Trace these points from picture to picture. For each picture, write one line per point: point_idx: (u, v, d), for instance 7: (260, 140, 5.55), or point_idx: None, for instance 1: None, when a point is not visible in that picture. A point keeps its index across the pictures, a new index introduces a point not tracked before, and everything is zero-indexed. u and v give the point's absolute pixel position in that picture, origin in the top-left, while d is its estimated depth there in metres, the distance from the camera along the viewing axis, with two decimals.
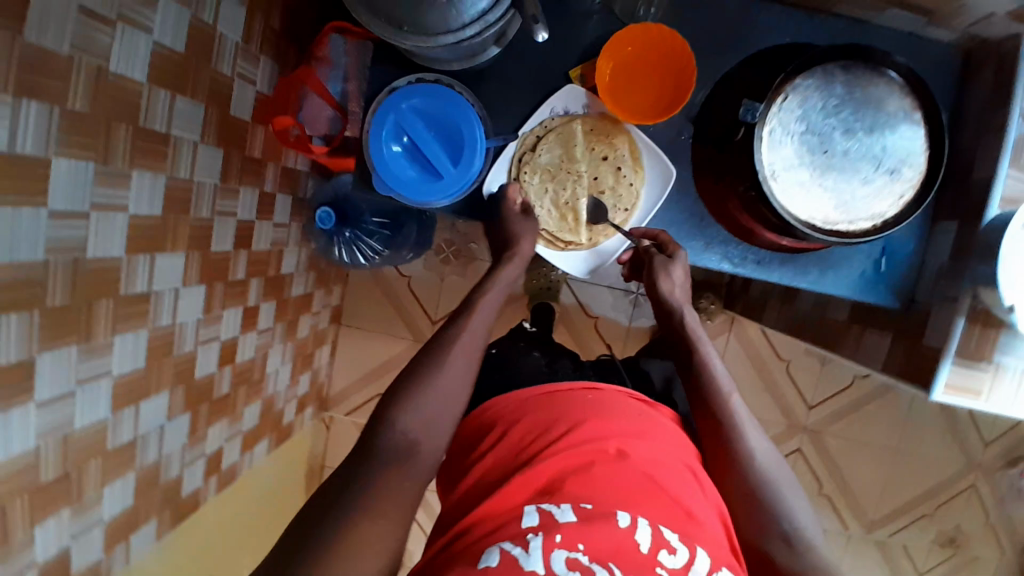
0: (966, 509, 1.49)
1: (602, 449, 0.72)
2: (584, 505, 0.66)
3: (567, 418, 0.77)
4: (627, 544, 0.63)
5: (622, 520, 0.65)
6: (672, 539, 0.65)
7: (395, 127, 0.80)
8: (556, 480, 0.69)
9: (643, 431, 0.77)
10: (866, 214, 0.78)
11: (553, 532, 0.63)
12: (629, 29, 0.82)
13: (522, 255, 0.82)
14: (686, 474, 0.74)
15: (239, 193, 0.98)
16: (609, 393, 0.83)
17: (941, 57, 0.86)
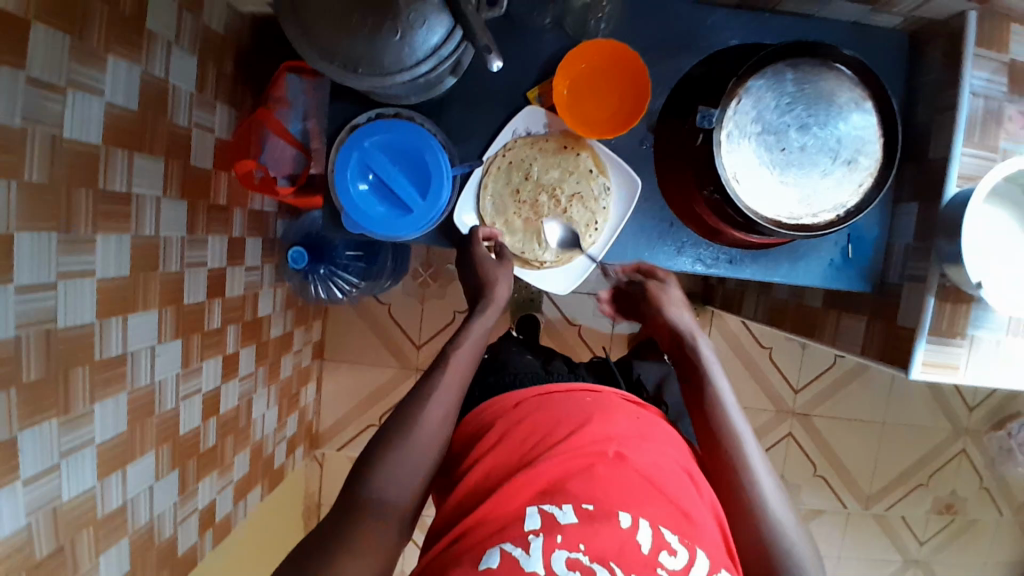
0: (959, 474, 1.53)
1: (604, 454, 0.69)
2: (584, 505, 0.64)
3: (565, 423, 0.73)
4: (629, 545, 0.61)
5: (623, 521, 0.62)
6: (673, 541, 0.62)
7: (361, 165, 0.79)
8: (557, 480, 0.66)
9: (644, 434, 0.74)
10: (830, 205, 0.80)
11: (553, 533, 0.61)
12: (584, 46, 0.83)
13: (497, 301, 0.80)
14: (682, 475, 0.71)
15: (207, 243, 0.97)
16: (608, 395, 0.80)
17: (886, 44, 0.89)
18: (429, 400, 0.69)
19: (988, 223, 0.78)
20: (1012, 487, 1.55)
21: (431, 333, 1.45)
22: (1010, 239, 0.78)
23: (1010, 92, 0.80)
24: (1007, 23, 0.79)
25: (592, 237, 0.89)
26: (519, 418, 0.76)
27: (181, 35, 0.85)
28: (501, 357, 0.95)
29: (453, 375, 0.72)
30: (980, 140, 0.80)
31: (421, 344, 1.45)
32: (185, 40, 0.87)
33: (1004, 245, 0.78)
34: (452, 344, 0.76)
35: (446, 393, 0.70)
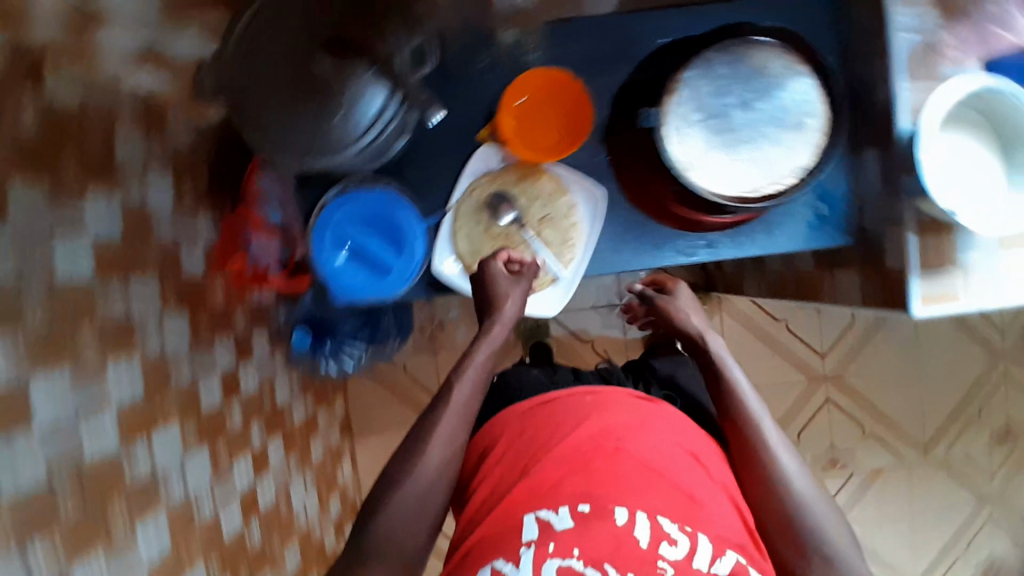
0: (1008, 400, 1.49)
1: (604, 451, 0.76)
2: (580, 507, 0.70)
3: (561, 427, 0.79)
4: (626, 541, 0.68)
5: (619, 518, 0.69)
6: (672, 531, 0.69)
7: (335, 238, 0.83)
8: (557, 485, 0.73)
9: (644, 424, 0.80)
10: (791, 170, 0.82)
11: (547, 540, 0.68)
12: (525, 77, 0.87)
13: (506, 319, 0.84)
14: (688, 456, 0.78)
15: (213, 347, 1.00)
16: (609, 393, 0.84)
17: (807, 7, 0.91)
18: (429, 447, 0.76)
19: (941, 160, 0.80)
20: None
21: None
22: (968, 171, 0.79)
23: (942, 22, 0.81)
24: None
25: (570, 253, 0.90)
26: (523, 427, 0.82)
27: (149, 161, 0.89)
28: (507, 376, 0.96)
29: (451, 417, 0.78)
30: (924, 75, 0.81)
31: None
32: (155, 164, 0.91)
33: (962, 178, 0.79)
34: (457, 372, 0.81)
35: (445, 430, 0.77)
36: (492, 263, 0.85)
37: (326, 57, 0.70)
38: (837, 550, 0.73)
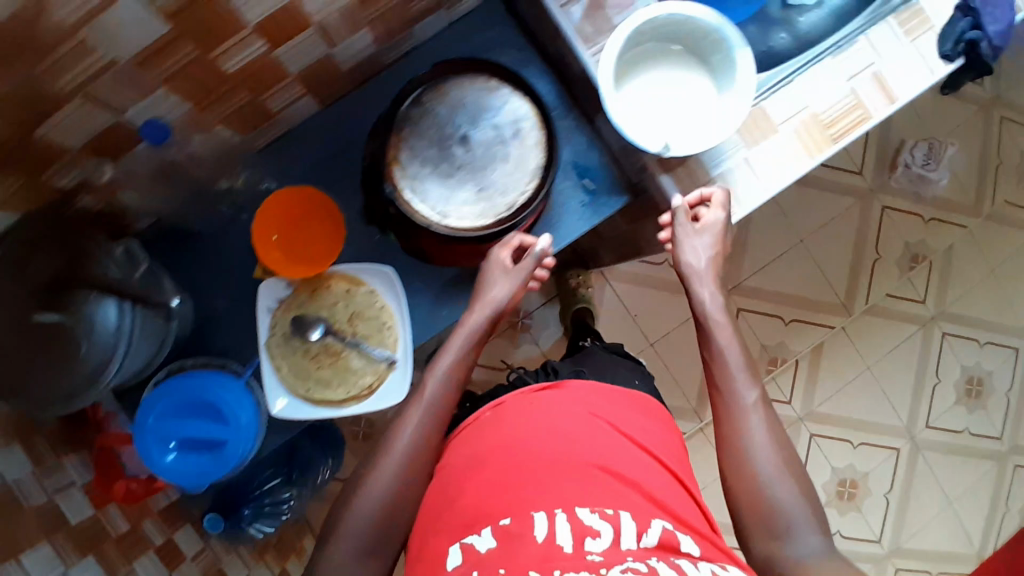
0: (899, 226, 1.49)
1: (517, 459, 0.69)
2: (502, 522, 0.63)
3: (475, 451, 0.73)
4: (553, 548, 0.59)
5: (540, 526, 0.61)
6: (593, 522, 0.62)
7: (159, 440, 0.82)
8: (476, 506, 0.66)
9: (550, 421, 0.74)
10: (528, 175, 0.85)
11: (473, 570, 0.60)
12: (263, 207, 0.85)
13: (492, 303, 0.84)
14: (592, 422, 0.74)
15: (139, 568, 0.96)
16: (510, 402, 0.78)
17: (485, 14, 0.93)
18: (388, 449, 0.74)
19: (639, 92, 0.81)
20: (950, 199, 1.51)
21: None
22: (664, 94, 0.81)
23: None
24: None
25: (392, 336, 0.90)
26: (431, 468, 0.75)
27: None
28: None
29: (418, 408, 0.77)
30: (598, 33, 0.84)
31: None
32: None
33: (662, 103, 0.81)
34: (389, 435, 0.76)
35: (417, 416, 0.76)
36: (500, 251, 0.85)
37: (42, 305, 0.69)
38: (777, 491, 0.71)
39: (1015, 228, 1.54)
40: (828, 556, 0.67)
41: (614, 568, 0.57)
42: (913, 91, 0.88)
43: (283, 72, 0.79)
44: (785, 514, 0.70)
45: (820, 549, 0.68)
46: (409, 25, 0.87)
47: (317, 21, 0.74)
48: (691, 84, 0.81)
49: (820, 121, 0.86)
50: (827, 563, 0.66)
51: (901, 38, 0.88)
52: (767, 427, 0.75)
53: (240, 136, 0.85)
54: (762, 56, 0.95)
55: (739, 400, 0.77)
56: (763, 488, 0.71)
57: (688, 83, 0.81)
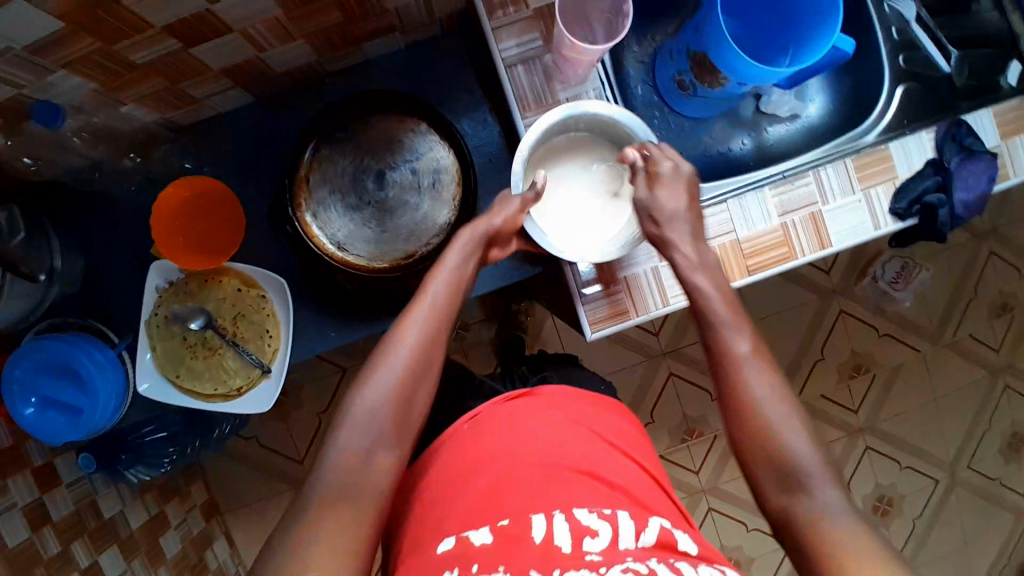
0: (851, 333, 1.45)
1: (502, 457, 0.68)
2: (501, 522, 0.61)
3: (458, 461, 0.70)
4: (549, 549, 0.57)
5: (537, 526, 0.59)
6: (590, 521, 0.59)
7: (20, 393, 0.83)
8: (466, 513, 0.63)
9: (530, 427, 0.72)
10: (435, 227, 0.86)
11: (468, 564, 0.57)
12: (165, 193, 0.86)
13: (491, 220, 0.76)
14: (580, 430, 0.72)
15: (6, 486, 1.01)
16: (487, 410, 0.75)
17: (443, 47, 0.91)
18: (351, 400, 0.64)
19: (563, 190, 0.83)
20: (911, 318, 1.46)
21: (307, 441, 1.50)
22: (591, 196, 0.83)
23: (545, 38, 0.81)
24: None
25: (272, 346, 0.90)
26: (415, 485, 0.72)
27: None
28: None
29: (428, 317, 0.69)
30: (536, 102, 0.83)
31: (302, 456, 1.50)
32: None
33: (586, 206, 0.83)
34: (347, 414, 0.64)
35: (414, 338, 0.67)
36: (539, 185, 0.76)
37: None
38: (791, 438, 0.62)
39: (968, 362, 1.49)
40: (849, 513, 0.58)
41: (613, 567, 0.54)
42: (849, 243, 0.84)
43: (202, 65, 0.77)
44: (797, 464, 0.61)
45: (838, 504, 0.59)
46: (354, 43, 0.84)
47: (238, 29, 0.72)
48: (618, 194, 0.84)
49: (740, 250, 0.82)
50: (849, 519, 0.58)
51: (852, 188, 0.84)
52: (787, 410, 0.64)
53: (160, 115, 0.83)
54: (715, 158, 0.92)
55: (754, 387, 0.65)
56: (775, 441, 0.63)
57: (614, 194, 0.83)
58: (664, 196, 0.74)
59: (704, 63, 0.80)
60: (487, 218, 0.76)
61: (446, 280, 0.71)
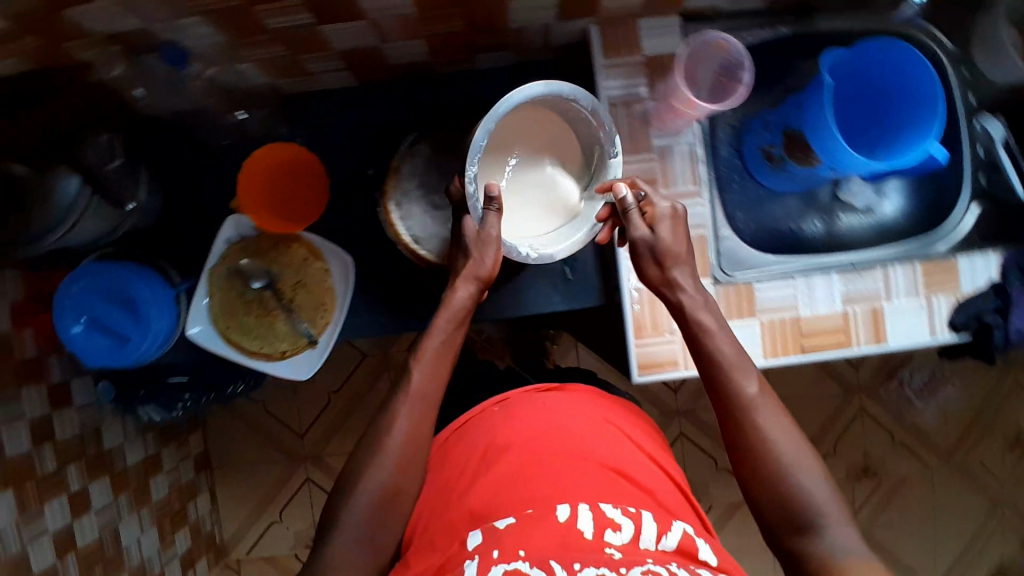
0: (866, 434, 1.44)
1: (531, 453, 0.76)
2: (526, 512, 0.68)
3: (484, 443, 0.79)
4: (571, 534, 0.65)
5: (561, 515, 0.67)
6: (615, 516, 0.68)
7: (73, 310, 0.84)
8: (494, 499, 0.71)
9: (556, 423, 0.80)
10: None
11: (492, 549, 0.65)
12: (257, 153, 0.88)
13: (477, 261, 0.76)
14: (611, 431, 0.80)
15: (19, 396, 1.01)
16: (516, 399, 0.85)
17: (550, 71, 0.93)
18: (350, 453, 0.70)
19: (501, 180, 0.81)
20: (928, 433, 1.45)
21: (311, 418, 1.50)
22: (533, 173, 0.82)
23: (650, 86, 0.82)
24: (632, 21, 0.81)
25: (325, 318, 0.92)
26: (442, 462, 0.81)
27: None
28: None
29: (412, 406, 0.74)
30: (635, 144, 0.82)
31: (303, 431, 1.50)
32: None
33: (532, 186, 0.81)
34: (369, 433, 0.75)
35: (404, 422, 0.73)
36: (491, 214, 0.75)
37: (15, 157, 0.74)
38: (807, 483, 0.66)
39: (973, 488, 1.48)
40: (864, 550, 0.63)
41: (632, 567, 0.62)
42: (903, 344, 0.85)
43: (326, 46, 0.79)
44: (812, 506, 0.65)
45: (849, 545, 0.64)
46: (469, 53, 0.87)
47: (371, 19, 0.74)
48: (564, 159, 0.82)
49: (798, 327, 0.83)
50: (860, 561, 0.62)
51: (915, 291, 0.86)
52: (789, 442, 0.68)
53: (271, 79, 0.85)
54: (783, 235, 0.93)
55: (757, 424, 0.69)
56: (788, 482, 0.66)
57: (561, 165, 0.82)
58: (666, 235, 0.75)
59: (801, 140, 0.83)
60: (475, 265, 0.77)
61: (431, 369, 0.76)
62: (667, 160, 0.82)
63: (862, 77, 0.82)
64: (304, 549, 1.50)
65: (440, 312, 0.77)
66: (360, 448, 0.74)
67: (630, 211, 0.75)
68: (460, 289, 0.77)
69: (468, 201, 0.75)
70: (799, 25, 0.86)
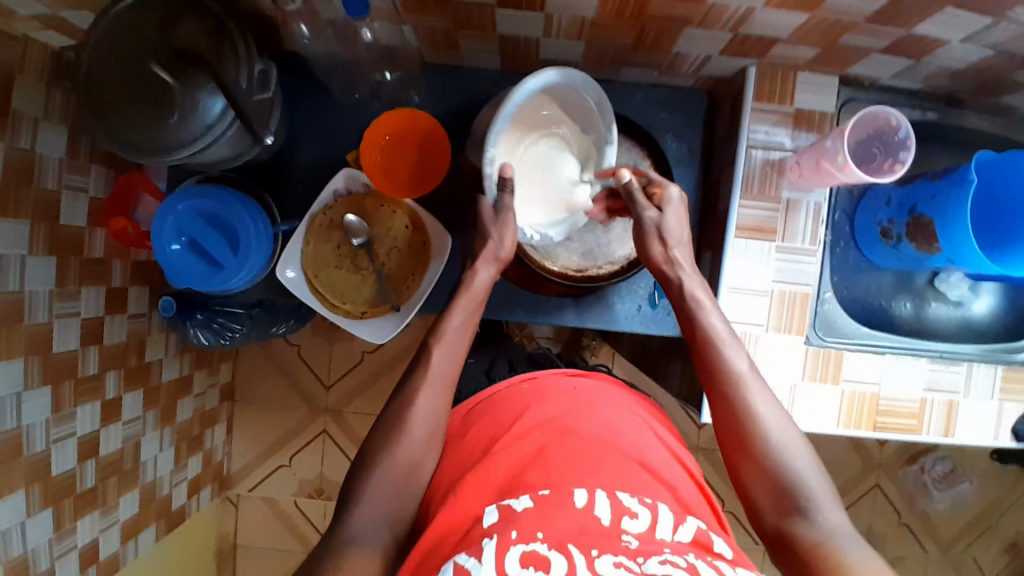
0: (875, 510, 1.46)
1: (550, 431, 0.67)
2: (541, 491, 0.60)
3: (503, 416, 0.70)
4: (588, 522, 0.57)
5: (580, 499, 0.58)
6: (632, 503, 0.59)
7: (174, 229, 0.85)
8: (512, 478, 0.62)
9: (581, 403, 0.71)
10: (613, 257, 0.92)
11: (509, 529, 0.56)
12: (389, 113, 0.87)
13: (494, 241, 0.77)
14: (636, 421, 0.71)
15: (81, 294, 1.01)
16: (545, 377, 0.76)
17: (686, 99, 0.94)
18: (398, 429, 0.69)
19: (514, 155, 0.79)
20: (935, 524, 1.47)
21: (340, 373, 1.51)
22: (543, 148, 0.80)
23: (791, 137, 0.84)
24: (788, 72, 0.83)
25: (411, 288, 0.92)
26: (464, 433, 0.73)
27: (48, 111, 0.90)
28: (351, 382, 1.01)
29: (433, 389, 0.71)
30: (759, 190, 0.84)
31: (330, 385, 1.51)
32: (54, 115, 0.91)
33: (543, 164, 0.80)
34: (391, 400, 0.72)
35: (434, 404, 0.70)
36: (508, 196, 0.76)
37: (163, 63, 0.74)
38: (797, 465, 0.66)
39: None
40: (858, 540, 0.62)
41: (650, 557, 0.53)
42: (969, 440, 0.88)
43: (491, 27, 0.79)
44: (803, 489, 0.65)
45: (841, 527, 0.63)
46: (617, 64, 0.87)
47: (547, 13, 0.73)
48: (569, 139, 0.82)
49: (874, 404, 0.86)
50: (852, 540, 0.62)
51: (993, 394, 0.87)
52: (781, 422, 0.68)
53: (419, 43, 0.85)
54: (873, 309, 0.94)
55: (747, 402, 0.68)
56: (777, 463, 0.66)
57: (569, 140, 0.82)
58: (674, 219, 0.74)
59: (926, 227, 0.84)
60: (494, 246, 0.77)
61: (452, 352, 0.73)
62: (792, 213, 0.84)
63: (1006, 186, 0.79)
64: (305, 497, 1.53)
65: (460, 295, 0.76)
66: (382, 422, 0.70)
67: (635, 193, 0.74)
68: (479, 272, 0.77)
69: (484, 183, 0.76)
70: (946, 113, 0.86)
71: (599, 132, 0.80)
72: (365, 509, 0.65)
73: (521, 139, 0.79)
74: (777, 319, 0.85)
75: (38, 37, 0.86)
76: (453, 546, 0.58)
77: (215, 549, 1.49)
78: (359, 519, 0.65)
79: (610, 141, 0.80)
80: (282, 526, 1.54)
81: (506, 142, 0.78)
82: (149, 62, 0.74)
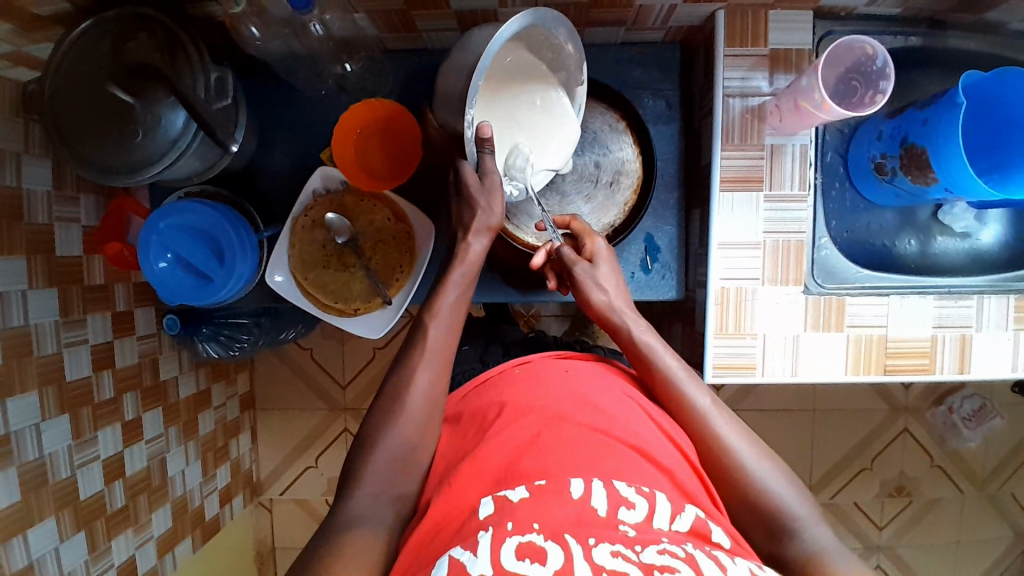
0: (905, 454, 1.43)
1: (544, 418, 0.66)
2: (538, 482, 0.59)
3: (497, 403, 0.70)
4: (585, 512, 0.55)
5: (575, 490, 0.57)
6: (629, 493, 0.58)
7: (160, 246, 0.85)
8: (508, 467, 0.62)
9: (571, 391, 0.70)
10: (599, 226, 0.90)
11: (505, 520, 0.54)
12: (358, 105, 0.86)
13: (484, 210, 0.76)
14: (630, 405, 0.70)
15: (87, 321, 1.02)
16: (539, 362, 0.76)
17: (659, 53, 0.91)
18: (398, 421, 0.69)
19: (493, 112, 0.76)
20: (969, 462, 1.43)
21: (355, 372, 1.52)
22: (517, 98, 0.77)
23: (770, 79, 0.81)
24: (760, 11, 0.79)
25: (402, 279, 0.91)
26: (461, 417, 0.73)
27: (29, 144, 0.91)
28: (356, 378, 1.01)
29: (430, 364, 0.71)
30: (742, 140, 0.81)
31: (346, 384, 1.52)
32: (35, 147, 0.92)
33: (522, 115, 0.78)
34: (385, 387, 0.72)
35: (427, 392, 0.70)
36: (488, 158, 0.74)
37: (120, 82, 0.74)
38: (773, 485, 0.67)
39: (1004, 522, 1.46)
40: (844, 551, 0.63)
41: (648, 546, 0.52)
42: (986, 375, 0.85)
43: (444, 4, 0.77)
44: (785, 509, 0.66)
45: (827, 540, 0.64)
46: (581, 25, 0.84)
47: None
48: (542, 80, 0.78)
49: (884, 348, 0.84)
50: (841, 555, 0.62)
51: (1007, 325, 0.84)
52: (751, 449, 0.69)
53: (376, 29, 0.84)
54: (876, 249, 0.91)
55: (716, 437, 0.70)
56: (756, 487, 0.67)
57: (544, 83, 0.78)
58: (602, 270, 0.80)
59: (920, 157, 0.80)
60: (485, 215, 0.76)
61: (446, 322, 0.74)
62: (777, 159, 0.81)
63: (1003, 102, 0.76)
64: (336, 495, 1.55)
65: (455, 266, 0.76)
66: (379, 415, 0.71)
67: (563, 254, 0.82)
68: (473, 243, 0.77)
69: (465, 146, 0.73)
70: (930, 36, 0.83)
71: (567, 69, 0.78)
72: (370, 504, 0.66)
73: (492, 90, 0.76)
74: (773, 270, 0.82)
75: (8, 72, 0.87)
76: (451, 539, 0.57)
77: (255, 554, 1.52)
78: (366, 513, 0.65)
79: (581, 81, 0.79)
80: (317, 525, 1.56)
81: (482, 101, 0.75)
82: (106, 83, 0.74)
